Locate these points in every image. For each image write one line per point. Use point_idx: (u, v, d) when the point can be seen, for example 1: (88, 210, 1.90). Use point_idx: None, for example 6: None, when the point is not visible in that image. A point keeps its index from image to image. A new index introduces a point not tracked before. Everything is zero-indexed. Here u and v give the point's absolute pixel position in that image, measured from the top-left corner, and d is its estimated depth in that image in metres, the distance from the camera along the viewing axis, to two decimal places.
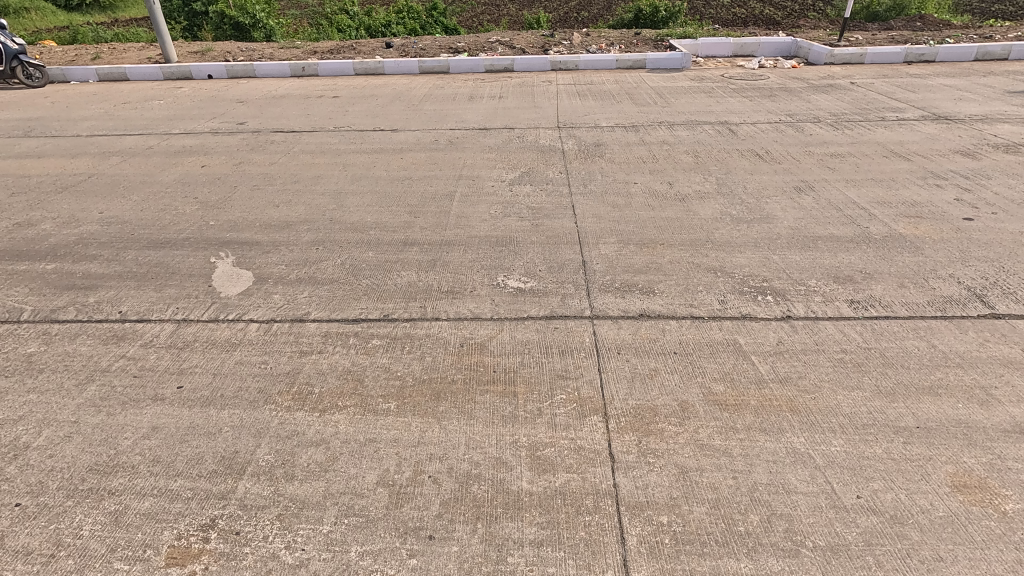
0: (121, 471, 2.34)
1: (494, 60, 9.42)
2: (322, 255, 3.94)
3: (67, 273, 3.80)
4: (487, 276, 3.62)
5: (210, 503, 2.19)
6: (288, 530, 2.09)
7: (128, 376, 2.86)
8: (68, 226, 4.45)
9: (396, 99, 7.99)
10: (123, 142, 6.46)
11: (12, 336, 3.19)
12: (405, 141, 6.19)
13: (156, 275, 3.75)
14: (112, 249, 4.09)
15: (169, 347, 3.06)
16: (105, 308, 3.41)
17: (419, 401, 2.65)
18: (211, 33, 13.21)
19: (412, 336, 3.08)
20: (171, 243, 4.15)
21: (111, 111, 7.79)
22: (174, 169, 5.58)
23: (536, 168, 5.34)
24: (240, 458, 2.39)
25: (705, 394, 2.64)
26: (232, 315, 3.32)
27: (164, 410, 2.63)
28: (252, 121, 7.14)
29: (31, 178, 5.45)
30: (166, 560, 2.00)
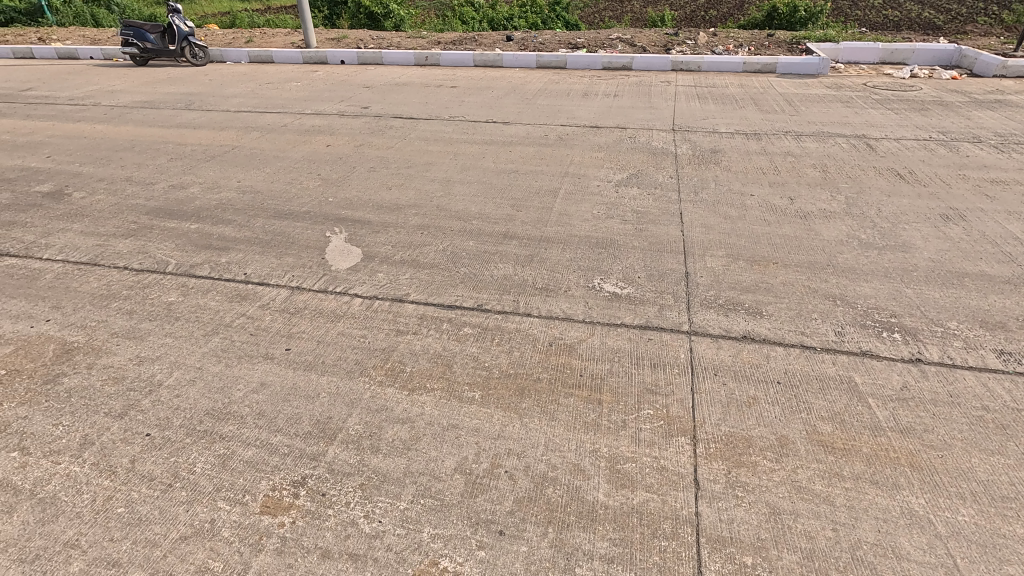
0: (231, 419, 2.57)
1: (613, 57, 9.24)
2: (425, 239, 4.08)
3: (206, 234, 4.24)
4: (583, 277, 3.56)
5: (303, 462, 2.35)
6: (368, 500, 2.18)
7: (245, 333, 3.14)
8: (212, 192, 4.97)
9: (511, 92, 8.09)
10: (263, 119, 7.09)
11: (158, 284, 3.62)
12: (516, 134, 6.25)
13: (278, 243, 4.08)
14: (244, 215, 4.51)
15: (283, 311, 3.32)
16: (233, 269, 3.77)
17: (503, 394, 2.67)
18: (348, 21, 14.16)
19: (503, 329, 3.11)
20: (294, 215, 4.49)
21: (256, 90, 8.58)
22: (304, 147, 6.04)
23: (645, 171, 5.18)
24: (333, 424, 2.53)
25: (809, 432, 2.42)
26: (339, 288, 3.53)
27: (272, 369, 2.86)
28: (376, 106, 7.56)
29: (187, 146, 6.14)
30: (261, 507, 2.17)
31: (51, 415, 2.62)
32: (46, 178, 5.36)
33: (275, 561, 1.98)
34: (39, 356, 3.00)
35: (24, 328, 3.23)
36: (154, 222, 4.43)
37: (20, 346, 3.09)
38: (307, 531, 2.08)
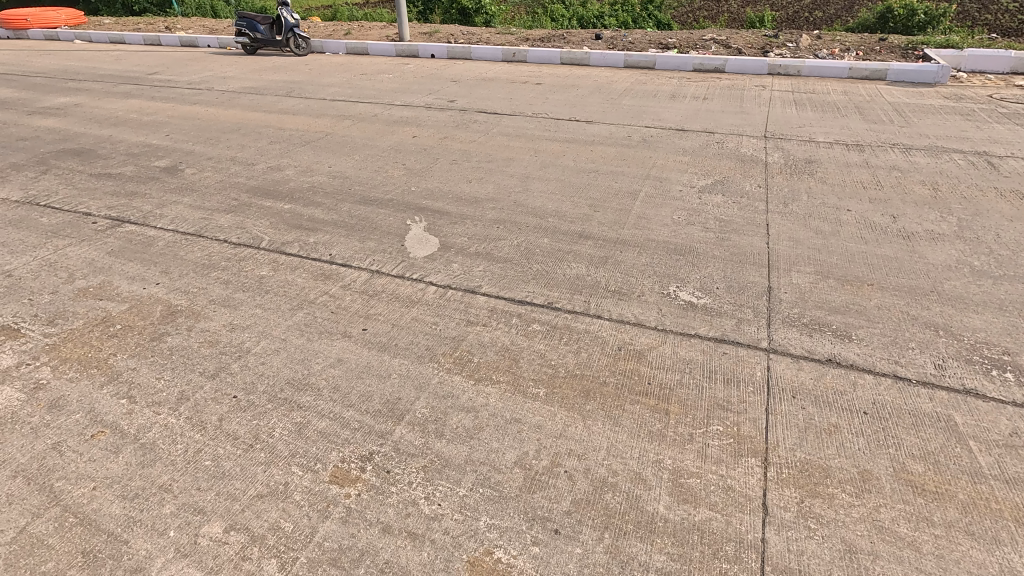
0: (309, 390, 2.72)
1: (705, 59, 8.92)
2: (501, 234, 4.12)
3: (298, 214, 4.50)
4: (658, 284, 3.47)
5: (371, 438, 2.45)
6: (429, 482, 2.25)
7: (327, 311, 3.31)
8: (305, 175, 5.27)
9: (597, 91, 8.01)
10: (356, 108, 7.43)
11: (253, 258, 3.89)
12: (598, 134, 6.18)
13: (362, 228, 4.26)
14: (333, 199, 4.75)
15: (362, 292, 3.47)
16: (319, 249, 3.98)
17: (568, 394, 2.66)
18: (441, 16, 14.54)
19: (571, 329, 3.09)
20: (378, 202, 4.68)
21: (351, 81, 9.00)
22: (391, 137, 6.27)
23: (732, 178, 4.97)
24: (401, 405, 2.63)
25: (896, 469, 2.24)
26: (416, 274, 3.64)
27: (349, 346, 3.01)
28: (461, 100, 7.72)
29: (286, 131, 6.54)
30: (330, 477, 2.28)
31: (155, 369, 2.88)
32: (164, 154, 5.89)
33: (339, 529, 2.08)
34: (148, 316, 3.31)
35: (138, 289, 3.57)
36: (253, 201, 4.76)
37: (133, 304, 3.42)
38: (371, 505, 2.17)
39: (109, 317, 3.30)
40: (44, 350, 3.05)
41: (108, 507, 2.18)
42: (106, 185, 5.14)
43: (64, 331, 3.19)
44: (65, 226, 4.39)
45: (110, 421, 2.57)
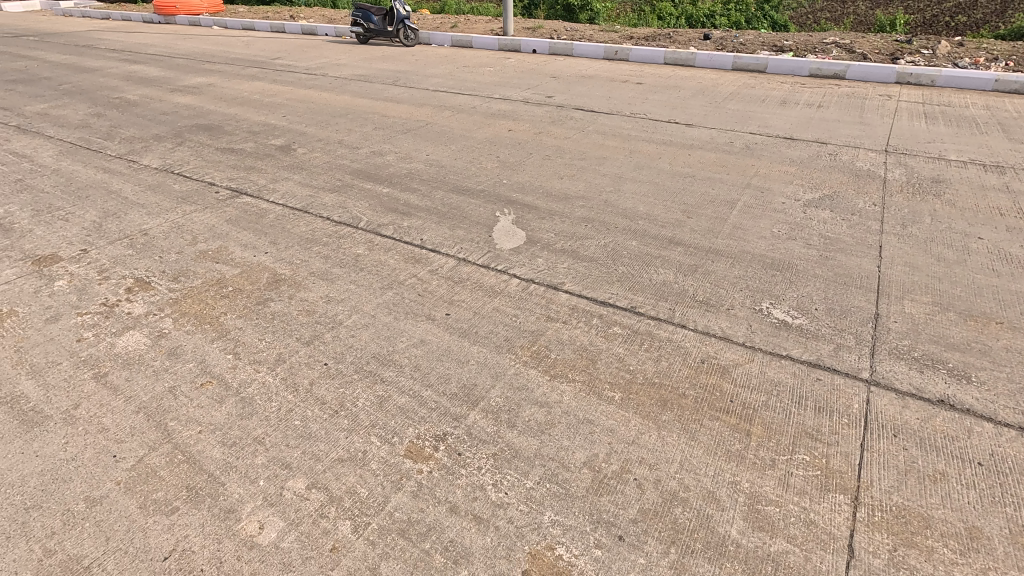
0: (392, 366, 2.85)
1: (824, 64, 8.32)
2: (588, 233, 4.09)
3: (394, 198, 4.71)
4: (751, 299, 3.30)
5: (446, 419, 2.53)
6: (497, 470, 2.29)
7: (414, 292, 3.45)
8: (404, 161, 5.50)
9: (700, 93, 7.71)
10: (456, 99, 7.64)
11: (351, 236, 4.12)
12: (698, 137, 5.96)
13: (452, 216, 4.39)
14: (428, 186, 4.92)
15: (448, 278, 3.58)
16: (412, 233, 4.14)
17: (644, 401, 2.60)
18: (545, 12, 14.58)
19: (653, 336, 3.02)
20: (470, 192, 4.79)
21: (454, 72, 9.26)
22: (488, 129, 6.39)
23: (843, 193, 4.62)
24: (477, 391, 2.69)
25: (1012, 532, 2.00)
26: (501, 266, 3.70)
27: (432, 329, 3.11)
28: (559, 96, 7.72)
29: (389, 119, 6.84)
30: (405, 451, 2.38)
31: (259, 331, 3.14)
32: (280, 134, 6.36)
33: (409, 501, 2.17)
34: (255, 281, 3.60)
35: (249, 256, 3.89)
36: (354, 183, 5.03)
37: (244, 269, 3.73)
38: (440, 483, 2.24)
39: (223, 279, 3.62)
40: (168, 303, 3.40)
41: (210, 450, 2.40)
42: (229, 160, 5.64)
43: (186, 288, 3.54)
44: (193, 194, 4.86)
45: (218, 373, 2.84)
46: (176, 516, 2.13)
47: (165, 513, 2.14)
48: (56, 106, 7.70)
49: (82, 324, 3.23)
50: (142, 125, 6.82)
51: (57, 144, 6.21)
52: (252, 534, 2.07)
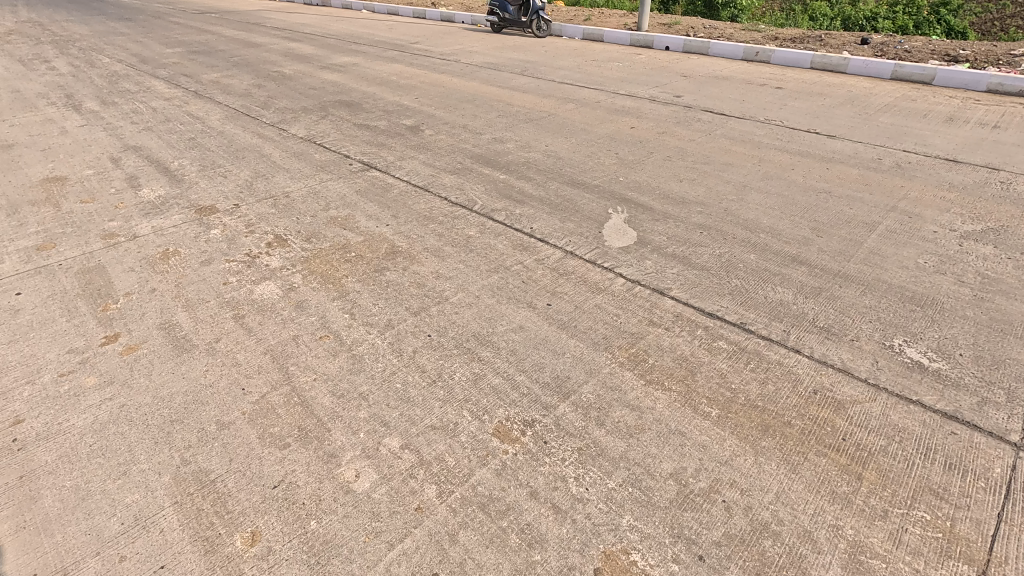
0: (490, 347, 2.94)
1: (1007, 79, 7.24)
2: (703, 240, 3.92)
3: (510, 185, 4.81)
4: (881, 333, 2.99)
5: (536, 407, 2.57)
6: (581, 465, 2.29)
7: (519, 279, 3.51)
8: (523, 150, 5.59)
9: (848, 102, 7.05)
10: (581, 92, 7.61)
11: (465, 218, 4.28)
12: (840, 151, 5.46)
13: (565, 208, 4.40)
14: (543, 176, 4.97)
15: (553, 269, 3.61)
16: (523, 221, 4.21)
17: (743, 423, 2.46)
18: (684, 9, 14.09)
19: (761, 356, 2.84)
20: (585, 186, 4.77)
21: (582, 65, 9.22)
22: (610, 125, 6.30)
23: (1012, 228, 4.02)
24: (569, 384, 2.70)
25: None
26: (607, 263, 3.66)
27: (532, 317, 3.16)
28: (689, 96, 7.42)
29: (514, 107, 6.97)
30: (494, 430, 2.45)
31: (373, 296, 3.37)
32: (411, 115, 6.71)
33: (492, 478, 2.24)
34: (375, 250, 3.86)
35: (372, 226, 4.17)
36: (474, 167, 5.20)
37: (366, 238, 4.02)
38: (523, 467, 2.29)
39: (348, 245, 3.93)
40: (299, 260, 3.75)
41: (321, 398, 2.63)
42: (364, 135, 6.05)
43: (315, 249, 3.88)
44: (330, 164, 5.29)
45: (334, 329, 3.09)
46: (286, 451, 2.36)
47: (278, 446, 2.38)
48: (227, 76, 8.70)
49: (228, 269, 3.65)
50: (294, 97, 7.52)
51: (224, 109, 7.03)
52: (349, 479, 2.24)
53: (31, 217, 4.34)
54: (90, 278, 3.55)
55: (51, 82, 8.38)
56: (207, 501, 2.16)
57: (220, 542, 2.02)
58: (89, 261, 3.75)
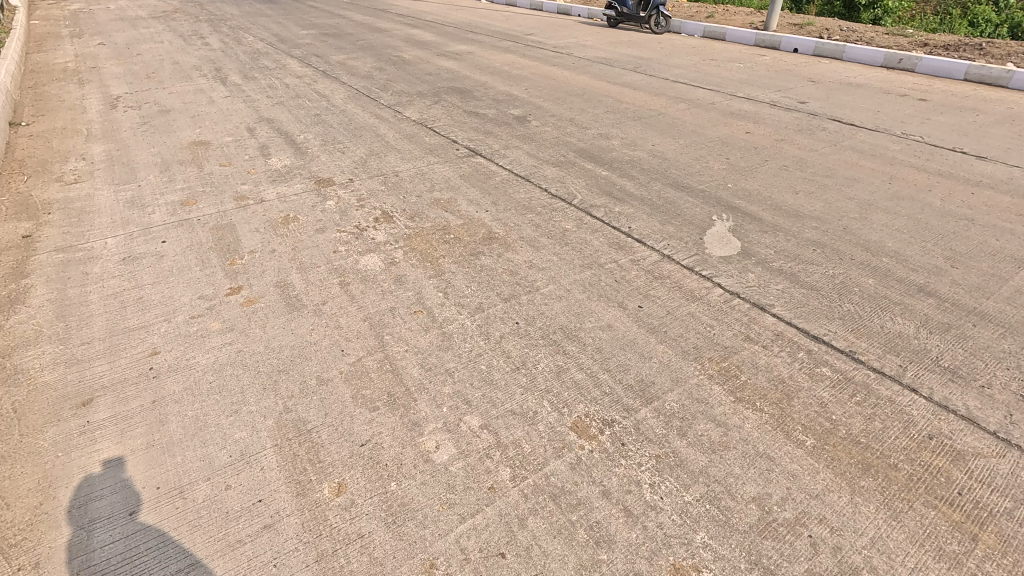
0: (575, 342, 2.94)
1: None
2: (815, 258, 3.65)
3: (611, 183, 4.74)
4: (1019, 383, 2.64)
5: (617, 408, 2.54)
6: (657, 473, 2.24)
7: (612, 278, 3.47)
8: (628, 148, 5.48)
9: (1006, 120, 6.25)
10: (695, 92, 7.33)
11: (563, 211, 4.28)
12: (990, 174, 4.86)
13: (666, 210, 4.27)
14: (647, 176, 4.85)
15: (648, 271, 3.52)
16: (621, 219, 4.14)
17: (841, 458, 2.29)
18: (818, 9, 13.17)
19: (870, 390, 2.61)
20: (690, 189, 4.60)
21: (699, 64, 8.86)
22: (723, 128, 6.02)
23: None
24: (653, 390, 2.63)
25: None
26: (706, 271, 3.52)
27: (621, 317, 3.11)
28: (814, 103, 6.92)
29: (623, 103, 6.85)
30: (572, 425, 2.45)
31: (467, 278, 3.48)
32: (520, 105, 6.79)
33: (566, 471, 2.25)
34: (473, 234, 3.97)
35: (471, 211, 4.29)
36: (577, 161, 5.18)
37: (466, 222, 4.14)
38: (598, 466, 2.27)
39: (448, 227, 4.07)
40: (402, 237, 3.94)
41: (411, 369, 2.76)
42: (473, 122, 6.21)
43: (417, 228, 4.06)
44: (438, 148, 5.49)
45: (428, 306, 3.22)
46: (375, 413, 2.51)
47: (369, 408, 2.54)
48: (352, 58, 9.25)
49: (338, 239, 3.91)
50: (411, 82, 7.85)
51: (347, 89, 7.49)
52: (429, 449, 2.34)
53: (179, 175, 4.88)
54: (222, 234, 3.94)
55: (205, 56, 9.34)
56: (303, 448, 2.35)
57: (310, 487, 2.19)
58: (222, 218, 4.16)
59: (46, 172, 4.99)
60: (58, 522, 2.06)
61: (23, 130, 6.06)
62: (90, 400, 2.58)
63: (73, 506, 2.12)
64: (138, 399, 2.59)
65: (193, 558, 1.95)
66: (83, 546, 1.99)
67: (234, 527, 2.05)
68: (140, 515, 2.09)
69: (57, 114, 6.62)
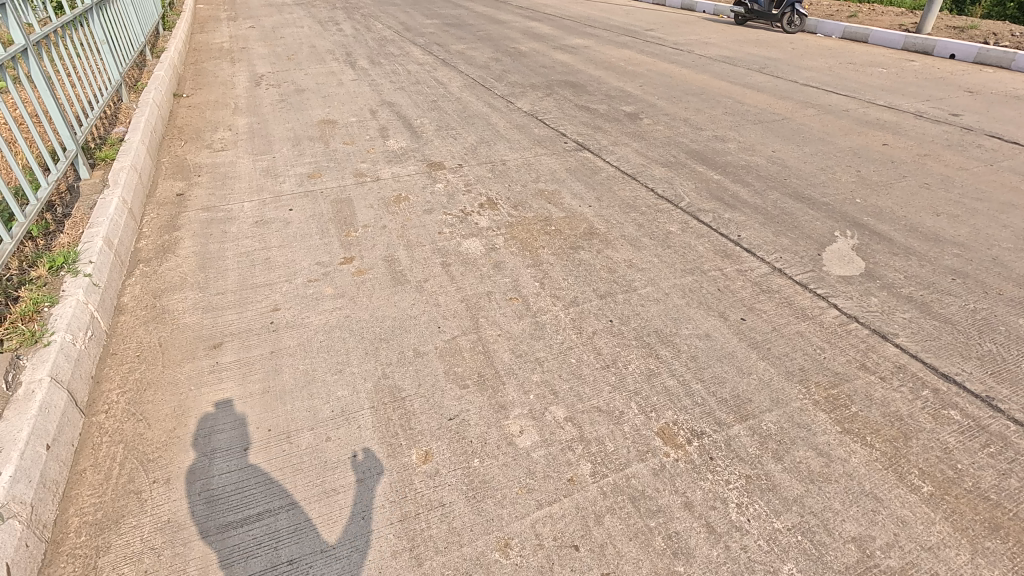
0: (670, 347, 2.85)
1: None
2: (954, 288, 3.27)
3: (723, 188, 4.52)
4: None
5: (708, 420, 2.44)
6: (746, 493, 2.13)
7: (715, 286, 3.32)
8: (746, 152, 5.20)
9: None
10: (827, 97, 6.79)
11: (668, 213, 4.16)
12: None
13: (782, 221, 4.01)
14: (763, 184, 4.58)
15: (755, 284, 3.34)
16: (730, 226, 3.95)
17: (964, 512, 2.05)
18: (984, 10, 11.71)
19: (1007, 442, 2.31)
20: (811, 201, 4.28)
21: (834, 67, 8.19)
22: (856, 138, 5.53)
23: None
24: (750, 407, 2.50)
25: None
26: (821, 290, 3.27)
27: (722, 328, 2.98)
28: (970, 115, 6.16)
29: (744, 105, 6.50)
30: (659, 431, 2.39)
31: (564, 271, 3.48)
32: (633, 102, 6.65)
33: (648, 476, 2.20)
34: (574, 228, 3.96)
35: (574, 205, 4.28)
36: (688, 162, 4.99)
37: (568, 215, 4.14)
38: (683, 475, 2.20)
39: (550, 218, 4.09)
40: (504, 224, 4.02)
41: (502, 353, 2.83)
42: (583, 116, 6.17)
43: (520, 217, 4.12)
44: (546, 140, 5.52)
45: (524, 294, 3.27)
46: (465, 391, 2.60)
47: (459, 385, 2.63)
48: (471, 48, 9.51)
49: (444, 221, 4.07)
50: (526, 73, 7.94)
51: (464, 78, 7.73)
52: (513, 433, 2.39)
53: (308, 150, 5.30)
54: (341, 208, 4.24)
55: (338, 41, 10.01)
56: (396, 413, 2.49)
57: (400, 451, 2.31)
58: (342, 193, 4.47)
59: (200, 140, 5.61)
60: (186, 447, 2.34)
61: (184, 101, 6.85)
62: (220, 344, 2.89)
63: (199, 435, 2.40)
64: (259, 348, 2.87)
65: (293, 498, 2.14)
66: (205, 470, 2.24)
67: (330, 476, 2.21)
68: (252, 452, 2.33)
69: (212, 88, 7.41)
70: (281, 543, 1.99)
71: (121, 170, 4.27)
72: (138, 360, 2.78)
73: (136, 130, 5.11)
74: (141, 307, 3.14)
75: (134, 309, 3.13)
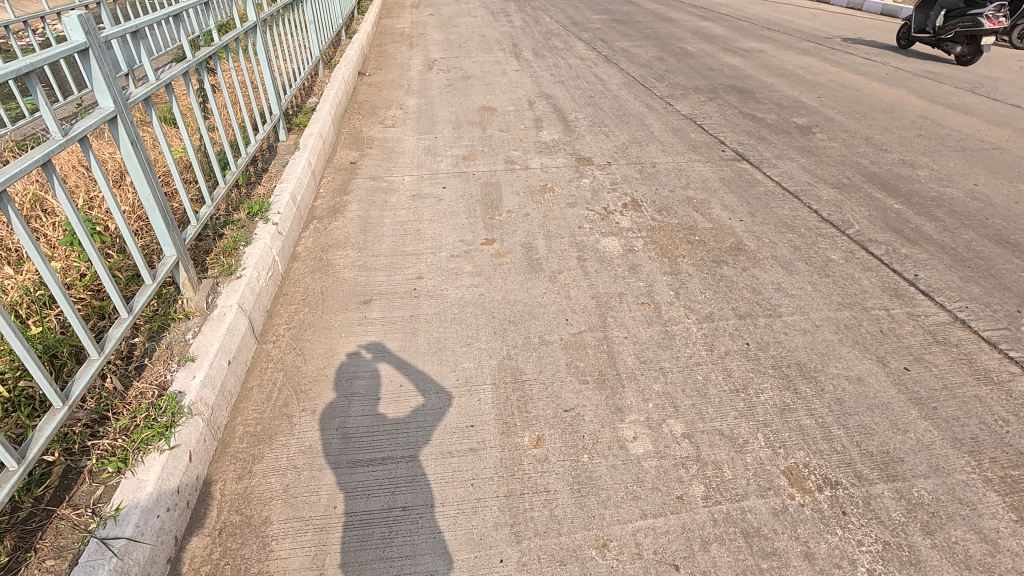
0: (813, 384, 2.61)
1: None
2: None
3: (903, 219, 4.01)
4: None
5: (846, 471, 2.21)
6: (881, 560, 1.91)
7: (877, 326, 2.97)
8: (938, 182, 4.54)
9: None
10: None
11: (832, 239, 3.77)
12: None
13: (974, 266, 3.46)
14: (956, 220, 3.97)
15: (928, 332, 2.93)
16: (906, 263, 3.49)
17: None
18: None
19: None
20: (1017, 248, 3.64)
21: None
22: None
23: None
24: (901, 468, 2.21)
25: None
26: (1015, 353, 2.78)
27: (878, 374, 2.66)
28: None
29: (945, 128, 5.66)
30: (786, 470, 2.22)
31: (704, 284, 3.33)
32: (807, 114, 6.10)
33: (767, 514, 2.06)
34: (720, 241, 3.76)
35: (724, 217, 4.06)
36: (864, 186, 4.49)
37: (715, 227, 3.93)
38: (806, 523, 2.03)
39: (695, 227, 3.92)
40: (646, 227, 3.93)
41: (626, 356, 2.79)
42: (747, 125, 5.80)
43: (663, 221, 4.00)
44: (703, 146, 5.28)
45: (657, 301, 3.19)
46: (584, 386, 2.62)
47: (579, 379, 2.65)
48: (637, 46, 9.33)
49: (585, 216, 4.08)
50: (690, 75, 7.62)
51: (624, 76, 7.62)
52: (626, 437, 2.36)
53: (467, 133, 5.60)
54: (489, 191, 4.44)
55: (507, 32, 10.38)
56: (515, 394, 2.57)
57: (515, 431, 2.40)
58: (493, 177, 4.68)
59: (375, 115, 6.18)
60: (331, 386, 2.63)
61: (366, 79, 7.57)
62: (369, 300, 3.20)
63: (342, 377, 2.68)
64: (401, 310, 3.13)
65: (413, 452, 2.32)
66: (343, 409, 2.51)
67: (447, 439, 2.36)
68: (383, 402, 2.55)
69: (391, 69, 8.09)
70: (398, 489, 2.17)
71: (310, 136, 4.85)
72: (304, 303, 3.17)
73: (327, 102, 5.77)
74: (311, 258, 3.57)
75: (305, 258, 3.57)
